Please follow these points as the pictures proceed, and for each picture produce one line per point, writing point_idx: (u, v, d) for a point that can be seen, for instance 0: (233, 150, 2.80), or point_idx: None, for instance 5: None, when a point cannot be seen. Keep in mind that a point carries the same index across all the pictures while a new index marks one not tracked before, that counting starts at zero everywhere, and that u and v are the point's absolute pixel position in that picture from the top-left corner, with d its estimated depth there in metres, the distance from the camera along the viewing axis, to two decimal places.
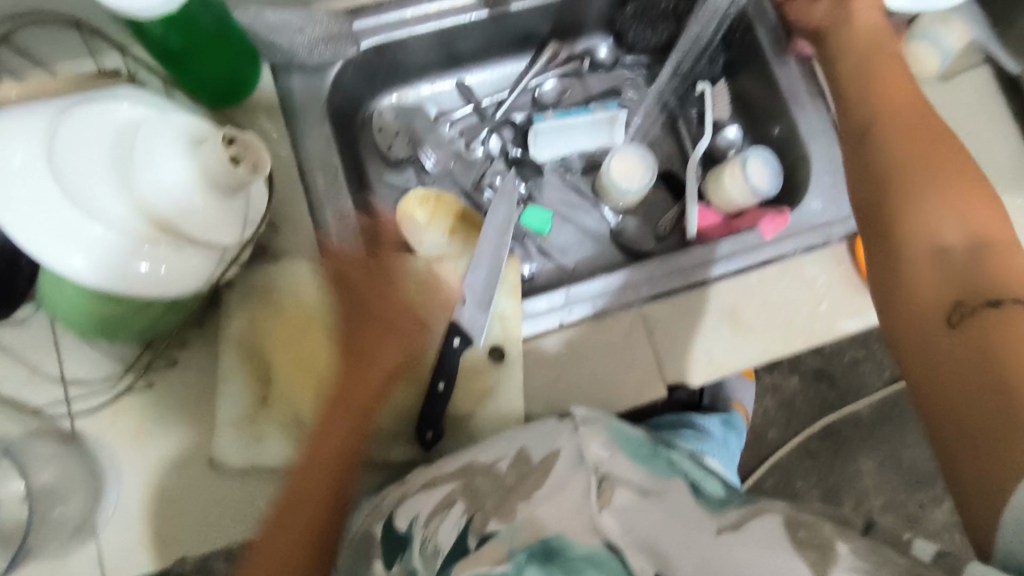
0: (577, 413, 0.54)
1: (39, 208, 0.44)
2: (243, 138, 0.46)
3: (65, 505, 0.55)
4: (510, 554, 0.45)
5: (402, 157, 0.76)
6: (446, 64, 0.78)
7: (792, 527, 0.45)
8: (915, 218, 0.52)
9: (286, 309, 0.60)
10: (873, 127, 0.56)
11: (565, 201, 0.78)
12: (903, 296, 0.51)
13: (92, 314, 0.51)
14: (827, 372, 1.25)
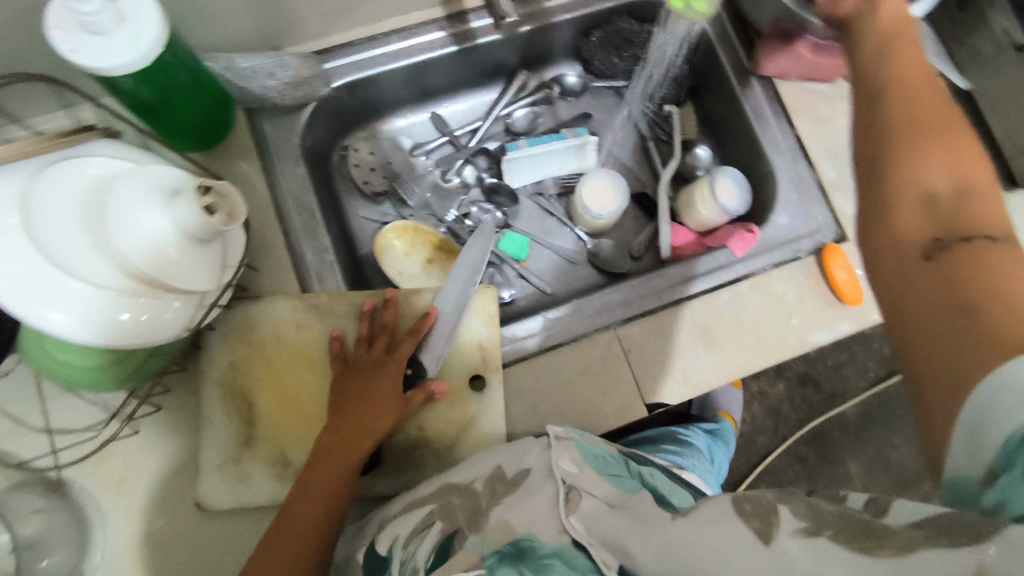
0: (550, 430, 0.56)
1: (13, 266, 0.44)
2: (218, 187, 0.49)
3: (50, 557, 0.54)
4: (482, 559, 0.43)
5: (380, 191, 0.77)
6: (418, 99, 0.80)
7: (738, 503, 0.38)
8: (901, 164, 0.43)
9: (265, 349, 0.62)
10: (868, 80, 0.48)
11: (541, 226, 0.80)
12: (886, 244, 0.42)
13: (76, 366, 0.51)
14: (811, 376, 1.28)
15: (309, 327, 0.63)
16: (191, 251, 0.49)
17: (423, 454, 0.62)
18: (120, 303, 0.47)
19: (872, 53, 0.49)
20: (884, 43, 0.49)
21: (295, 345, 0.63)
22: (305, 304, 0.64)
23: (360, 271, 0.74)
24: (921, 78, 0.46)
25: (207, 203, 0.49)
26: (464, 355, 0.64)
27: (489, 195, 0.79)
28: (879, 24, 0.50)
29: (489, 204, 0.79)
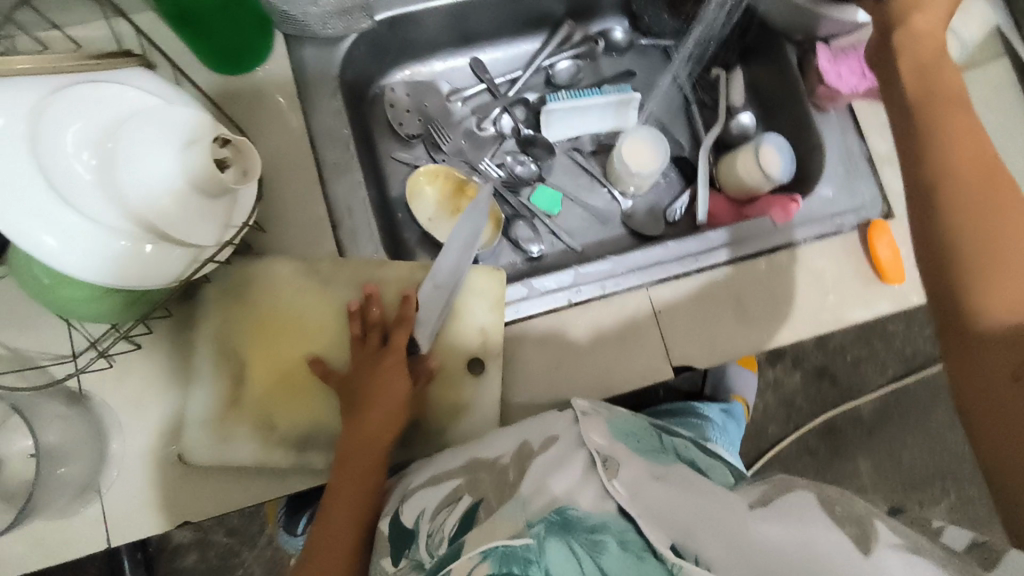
0: (577, 404, 0.54)
1: (15, 188, 0.43)
2: (237, 143, 0.48)
3: (68, 467, 0.56)
4: (527, 527, 0.43)
5: (413, 133, 0.75)
6: (458, 42, 0.77)
7: (828, 504, 0.41)
8: (980, 298, 0.41)
9: (262, 310, 0.60)
10: (927, 182, 0.43)
11: (575, 183, 0.78)
12: (972, 374, 0.42)
13: (68, 295, 0.50)
14: (829, 369, 1.25)
15: (308, 291, 0.61)
16: (194, 203, 0.47)
17: (414, 432, 0.61)
18: (116, 242, 0.47)
19: (924, 144, 0.44)
20: (949, 139, 0.43)
21: (293, 309, 0.60)
22: (308, 269, 0.61)
23: (387, 213, 0.73)
24: (990, 188, 0.42)
25: (222, 157, 0.48)
26: (463, 336, 0.61)
27: (523, 147, 0.77)
28: (926, 102, 0.44)
29: (524, 156, 0.77)
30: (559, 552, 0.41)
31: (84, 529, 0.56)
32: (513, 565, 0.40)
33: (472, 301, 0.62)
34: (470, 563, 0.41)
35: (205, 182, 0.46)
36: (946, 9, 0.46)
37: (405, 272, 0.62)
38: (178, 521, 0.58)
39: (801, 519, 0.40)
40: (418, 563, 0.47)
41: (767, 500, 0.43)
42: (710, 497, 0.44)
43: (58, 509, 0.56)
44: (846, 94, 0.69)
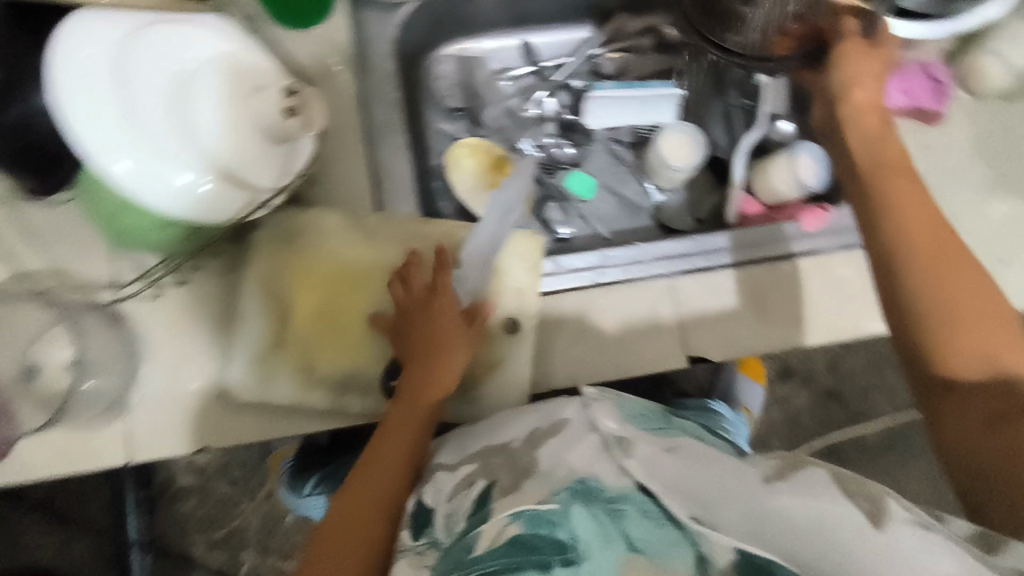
0: (586, 390, 0.52)
1: (101, 114, 0.47)
2: (306, 95, 0.54)
3: (98, 380, 0.59)
4: (551, 494, 0.43)
5: (458, 107, 0.77)
6: (511, 22, 0.79)
7: (840, 480, 0.42)
8: (944, 352, 0.51)
9: (309, 255, 0.62)
10: (888, 251, 0.53)
11: (610, 172, 0.80)
12: (946, 407, 0.52)
13: (134, 219, 0.54)
14: (838, 391, 1.25)
15: (354, 242, 0.63)
16: (261, 144, 0.52)
17: None
18: (178, 173, 0.49)
19: (886, 213, 0.54)
20: (904, 213, 0.54)
21: (341, 261, 0.63)
22: (354, 221, 0.64)
23: (424, 180, 0.74)
24: (941, 249, 0.53)
25: (290, 105, 0.53)
26: (499, 296, 0.64)
27: (564, 131, 0.79)
28: (878, 172, 0.56)
29: (564, 140, 0.79)
30: (584, 516, 0.41)
31: (107, 443, 0.58)
32: (541, 527, 0.40)
33: (511, 263, 0.65)
34: (498, 526, 0.41)
35: (276, 128, 0.51)
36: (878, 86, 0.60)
37: (449, 230, 0.66)
38: (200, 447, 0.60)
39: (814, 497, 0.40)
40: (436, 540, 0.45)
41: (782, 474, 0.43)
42: (726, 467, 0.45)
43: (87, 423, 0.59)
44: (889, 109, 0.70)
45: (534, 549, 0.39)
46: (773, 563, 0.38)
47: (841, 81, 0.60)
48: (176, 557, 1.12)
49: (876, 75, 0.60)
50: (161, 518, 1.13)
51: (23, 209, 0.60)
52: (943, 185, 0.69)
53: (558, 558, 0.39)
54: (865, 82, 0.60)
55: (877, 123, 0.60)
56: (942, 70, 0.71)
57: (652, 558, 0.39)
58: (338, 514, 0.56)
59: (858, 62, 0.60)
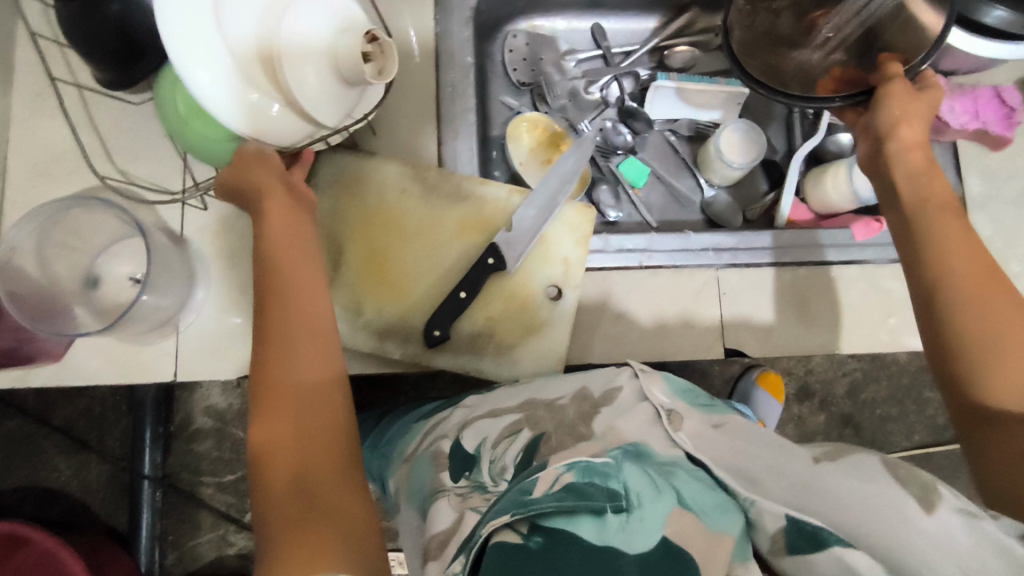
0: (635, 362, 0.54)
1: (191, 24, 0.48)
2: (383, 43, 0.52)
3: (160, 299, 0.60)
4: (604, 450, 0.44)
5: (524, 81, 0.79)
6: (585, 5, 0.81)
7: (891, 465, 0.43)
8: (985, 375, 0.47)
9: (369, 201, 0.65)
10: (930, 281, 0.51)
11: (664, 163, 0.80)
12: (990, 439, 0.47)
13: (196, 130, 0.55)
14: (855, 419, 1.14)
15: (412, 194, 0.65)
16: (333, 84, 0.53)
17: (487, 340, 0.64)
18: (249, 93, 0.51)
19: (922, 246, 0.53)
20: (946, 246, 0.52)
21: (398, 209, 0.65)
22: (413, 172, 0.66)
23: (483, 148, 0.76)
24: (986, 287, 0.50)
25: (368, 51, 0.52)
26: (548, 262, 0.66)
27: (624, 118, 0.79)
28: (922, 209, 0.54)
29: (623, 126, 0.79)
30: (635, 472, 0.42)
31: (158, 358, 0.61)
32: (596, 478, 0.40)
33: (562, 233, 0.67)
34: (554, 473, 0.40)
35: (350, 68, 0.51)
36: (924, 121, 0.57)
37: (504, 197, 0.67)
38: (243, 374, 0.62)
39: (859, 480, 0.42)
40: (481, 485, 0.45)
41: (834, 455, 0.45)
42: (775, 447, 0.47)
43: (138, 335, 0.61)
44: (953, 129, 0.69)
45: (587, 495, 0.38)
46: (824, 531, 0.40)
47: (885, 122, 0.57)
48: (187, 497, 1.06)
49: (921, 117, 0.57)
50: (173, 457, 1.06)
51: (106, 125, 0.62)
52: (999, 208, 0.70)
53: (611, 504, 0.39)
54: (910, 121, 0.56)
55: (922, 160, 0.56)
56: (1016, 95, 0.70)
57: (700, 515, 0.41)
58: (276, 502, 0.43)
59: (902, 101, 0.56)
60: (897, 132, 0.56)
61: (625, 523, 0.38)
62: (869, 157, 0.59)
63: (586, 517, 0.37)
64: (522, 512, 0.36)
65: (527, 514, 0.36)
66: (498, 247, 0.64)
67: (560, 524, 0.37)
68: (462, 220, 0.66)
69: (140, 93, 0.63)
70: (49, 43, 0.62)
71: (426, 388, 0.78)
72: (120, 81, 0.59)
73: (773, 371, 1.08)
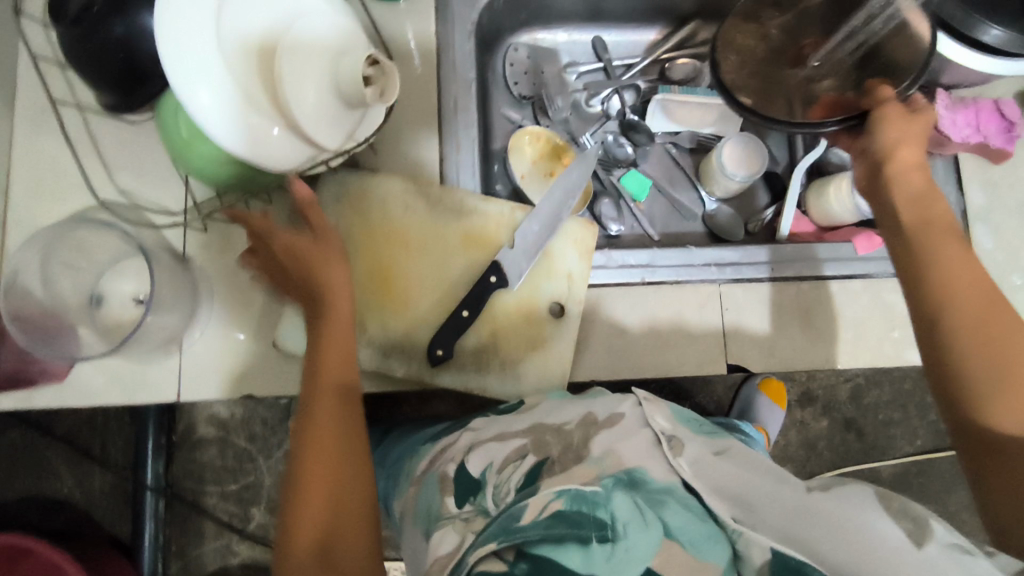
0: (639, 389, 0.54)
1: (195, 50, 0.49)
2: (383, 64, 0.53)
3: (164, 318, 0.60)
4: (598, 477, 0.44)
5: (525, 95, 0.79)
6: (587, 17, 0.81)
7: (885, 499, 0.44)
8: (992, 402, 0.48)
9: (372, 218, 0.65)
10: (931, 305, 0.52)
11: (666, 176, 0.81)
12: (995, 466, 0.47)
13: (198, 153, 0.55)
14: (857, 424, 1.13)
15: (416, 211, 0.65)
16: (333, 106, 0.53)
17: (490, 356, 0.65)
18: (251, 116, 0.51)
19: (922, 267, 0.53)
20: (940, 266, 0.52)
21: (402, 224, 0.65)
22: (416, 188, 0.66)
23: (485, 162, 0.76)
24: (983, 312, 0.50)
25: (369, 74, 0.53)
26: (552, 277, 0.66)
27: (625, 130, 0.79)
28: (924, 230, 0.54)
29: (624, 139, 0.79)
30: (625, 500, 0.42)
31: (161, 376, 0.61)
32: (584, 506, 0.40)
33: (566, 248, 0.67)
34: (543, 500, 0.40)
35: (349, 89, 0.52)
36: (923, 141, 0.57)
37: (507, 212, 0.67)
38: (246, 393, 0.63)
39: (859, 508, 0.43)
40: (484, 510, 0.45)
41: (826, 486, 0.46)
42: (776, 476, 0.47)
43: (142, 354, 0.61)
44: (955, 142, 0.69)
45: (578, 524, 0.39)
46: (806, 564, 0.40)
47: (883, 143, 0.57)
48: (190, 506, 1.06)
49: (921, 138, 0.57)
50: (178, 465, 1.06)
51: (109, 145, 0.63)
52: (1001, 221, 0.70)
53: (598, 534, 0.39)
54: (910, 143, 0.56)
55: (921, 183, 0.56)
56: (1015, 108, 0.70)
57: (688, 547, 0.41)
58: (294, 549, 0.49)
59: (900, 124, 0.56)
60: (893, 159, 0.56)
61: (611, 554, 0.39)
62: (867, 184, 0.59)
63: (573, 547, 0.38)
64: (508, 540, 0.38)
65: (513, 542, 0.38)
66: (499, 264, 0.64)
67: (546, 552, 0.38)
68: (466, 237, 0.66)
69: (141, 112, 0.63)
70: (51, 62, 0.62)
71: (430, 401, 0.78)
72: (120, 104, 0.59)
73: (775, 378, 1.08)
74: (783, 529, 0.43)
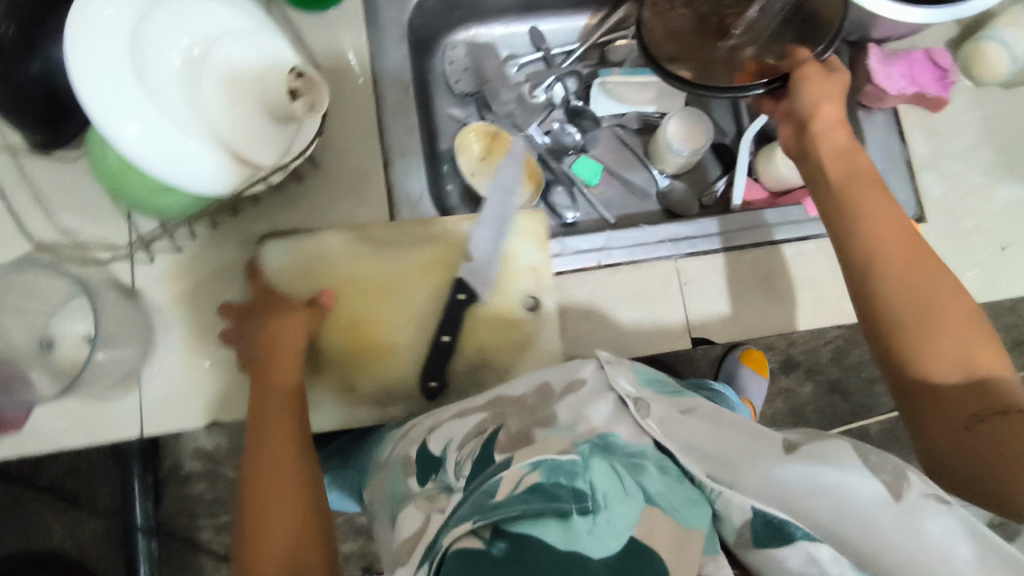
0: (601, 352, 0.54)
1: (110, 77, 0.48)
2: (309, 77, 0.54)
3: (119, 351, 0.59)
4: (572, 445, 0.44)
5: (467, 92, 0.78)
6: (520, 9, 0.81)
7: (862, 450, 0.42)
8: (918, 350, 0.48)
9: (323, 276, 0.64)
10: (863, 259, 0.52)
11: (616, 160, 0.81)
12: (929, 411, 0.48)
13: (131, 183, 0.54)
14: (842, 384, 1.14)
15: (364, 255, 0.65)
16: (261, 123, 0.54)
17: (485, 370, 0.65)
18: (185, 141, 0.50)
19: (853, 223, 0.53)
20: (872, 222, 0.52)
21: (358, 274, 0.65)
22: (359, 236, 0.65)
23: (433, 163, 0.75)
24: (914, 265, 0.50)
25: (295, 87, 0.53)
26: (516, 277, 0.66)
27: (571, 117, 0.79)
28: (847, 185, 0.54)
29: (571, 127, 0.79)
30: (604, 468, 0.42)
31: (122, 413, 0.60)
32: (562, 476, 0.40)
33: (521, 243, 0.67)
34: (518, 473, 0.40)
35: (274, 104, 0.53)
36: (840, 94, 0.58)
37: (454, 226, 0.67)
38: (212, 420, 0.62)
39: (829, 461, 0.42)
40: (446, 485, 0.46)
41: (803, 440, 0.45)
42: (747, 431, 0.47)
43: (101, 393, 0.60)
44: (892, 95, 0.70)
45: (555, 497, 0.39)
46: (788, 523, 0.40)
47: (805, 101, 0.57)
48: (183, 541, 1.05)
49: (839, 95, 0.58)
50: (167, 502, 1.05)
51: (43, 185, 0.61)
52: (948, 167, 0.71)
53: (579, 506, 0.39)
54: (830, 100, 0.57)
55: (846, 138, 0.57)
56: (947, 57, 0.71)
57: (671, 512, 0.41)
58: None
59: (818, 82, 0.57)
60: (812, 124, 0.58)
61: (593, 525, 0.39)
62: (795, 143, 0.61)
63: (553, 521, 0.38)
64: (485, 518, 0.38)
65: (492, 519, 0.38)
66: (464, 281, 0.65)
67: (525, 528, 0.38)
68: (420, 266, 0.65)
69: (74, 149, 0.62)
70: None
71: None
72: (48, 142, 0.58)
73: (755, 348, 1.08)
74: (758, 492, 0.42)
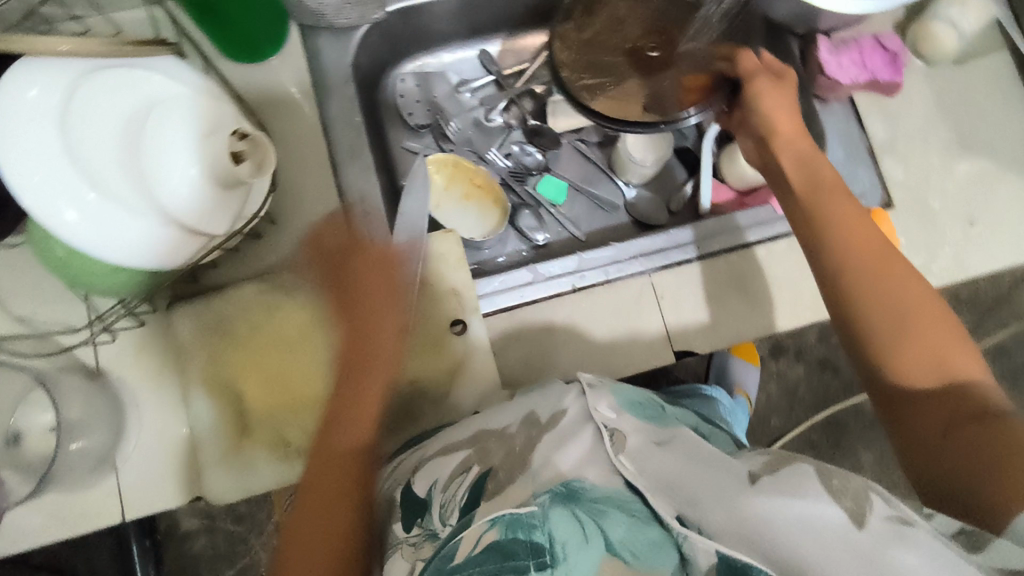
0: (583, 377, 0.54)
1: (41, 164, 0.46)
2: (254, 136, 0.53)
3: (87, 438, 0.57)
4: (533, 496, 0.43)
5: (422, 123, 0.78)
6: (466, 33, 0.80)
7: (825, 476, 0.41)
8: (895, 353, 0.48)
9: (240, 334, 0.61)
10: (835, 263, 0.51)
11: (581, 174, 0.80)
12: (908, 416, 0.47)
13: (76, 268, 0.52)
14: (832, 361, 1.14)
15: (280, 304, 0.62)
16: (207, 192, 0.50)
17: (420, 404, 0.62)
18: (127, 222, 0.49)
19: (825, 226, 0.53)
20: (841, 226, 0.52)
21: (272, 326, 0.61)
22: (270, 285, 0.62)
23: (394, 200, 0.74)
24: (881, 268, 0.50)
25: (239, 149, 0.52)
26: (439, 300, 0.63)
27: (530, 137, 0.79)
28: (813, 193, 0.55)
29: (531, 146, 0.79)
30: (564, 517, 0.40)
31: (100, 500, 0.58)
32: (519, 531, 0.39)
33: (437, 262, 0.63)
34: (477, 532, 0.40)
35: (223, 172, 0.50)
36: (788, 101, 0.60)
37: None
38: (195, 495, 0.60)
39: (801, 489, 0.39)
40: (432, 532, 0.47)
41: (773, 467, 0.43)
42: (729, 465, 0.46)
43: (76, 482, 0.58)
44: (846, 84, 0.71)
45: (511, 555, 0.38)
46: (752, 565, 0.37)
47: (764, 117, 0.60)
48: None
49: (787, 105, 0.60)
50: (169, 563, 1.01)
51: None
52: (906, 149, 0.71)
53: (535, 562, 0.38)
54: (782, 113, 0.59)
55: (807, 146, 0.58)
56: (895, 39, 0.71)
57: (631, 560, 0.40)
58: None
59: (770, 98, 0.60)
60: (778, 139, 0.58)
61: None
62: (761, 157, 0.61)
63: None
64: None
65: None
66: None
67: None
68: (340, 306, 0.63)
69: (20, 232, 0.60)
70: None
71: None
72: None
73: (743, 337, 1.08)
74: (727, 531, 0.39)
